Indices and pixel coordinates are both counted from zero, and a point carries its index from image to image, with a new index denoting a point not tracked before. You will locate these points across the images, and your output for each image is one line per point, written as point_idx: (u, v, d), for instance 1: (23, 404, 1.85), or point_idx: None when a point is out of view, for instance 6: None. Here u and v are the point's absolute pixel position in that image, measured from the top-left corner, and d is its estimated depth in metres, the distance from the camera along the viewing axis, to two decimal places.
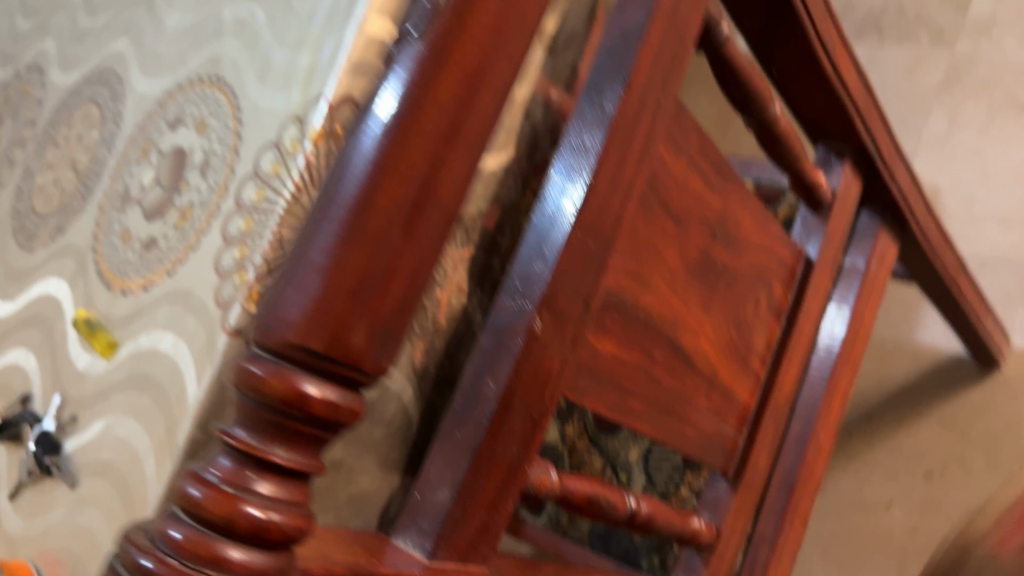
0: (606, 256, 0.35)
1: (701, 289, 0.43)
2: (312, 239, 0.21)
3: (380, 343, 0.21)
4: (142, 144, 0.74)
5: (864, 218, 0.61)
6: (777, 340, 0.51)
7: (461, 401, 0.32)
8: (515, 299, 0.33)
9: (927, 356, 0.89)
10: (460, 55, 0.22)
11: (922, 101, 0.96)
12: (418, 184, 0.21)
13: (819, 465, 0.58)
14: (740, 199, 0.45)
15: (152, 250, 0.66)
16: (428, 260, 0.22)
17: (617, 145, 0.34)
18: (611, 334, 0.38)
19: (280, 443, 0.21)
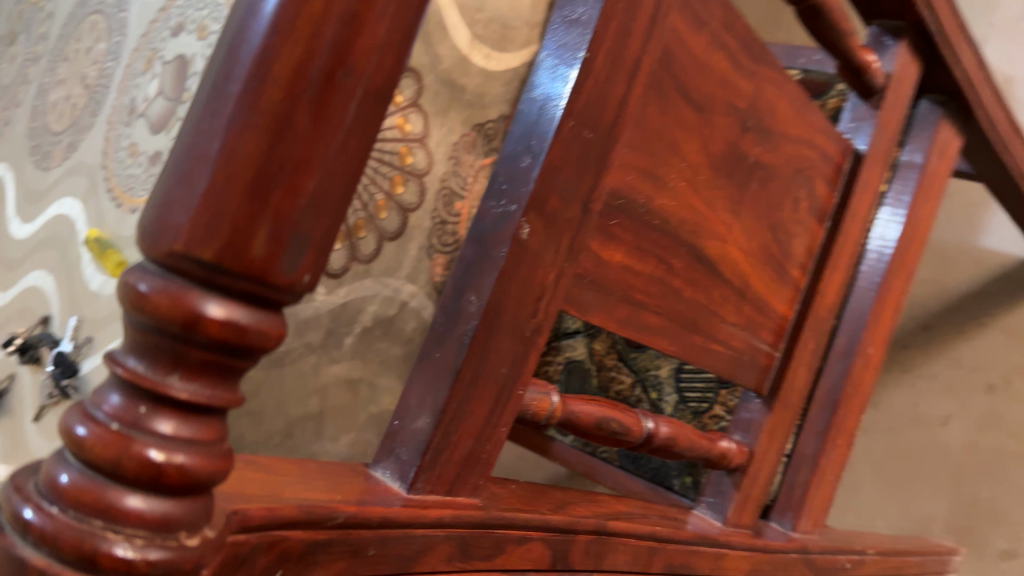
0: (608, 151, 0.30)
1: (729, 189, 0.38)
2: (200, 126, 0.17)
3: (291, 251, 0.17)
4: (146, 54, 0.70)
5: (923, 107, 0.54)
6: (819, 246, 0.46)
7: (441, 318, 0.29)
8: (498, 202, 0.29)
9: (993, 262, 0.82)
10: None
11: None
12: (328, 53, 0.17)
13: (867, 380, 0.54)
14: (776, 84, 0.39)
15: (157, 164, 0.63)
16: (350, 145, 0.18)
17: (618, 14, 0.28)
18: (620, 241, 0.33)
19: (178, 372, 0.18)
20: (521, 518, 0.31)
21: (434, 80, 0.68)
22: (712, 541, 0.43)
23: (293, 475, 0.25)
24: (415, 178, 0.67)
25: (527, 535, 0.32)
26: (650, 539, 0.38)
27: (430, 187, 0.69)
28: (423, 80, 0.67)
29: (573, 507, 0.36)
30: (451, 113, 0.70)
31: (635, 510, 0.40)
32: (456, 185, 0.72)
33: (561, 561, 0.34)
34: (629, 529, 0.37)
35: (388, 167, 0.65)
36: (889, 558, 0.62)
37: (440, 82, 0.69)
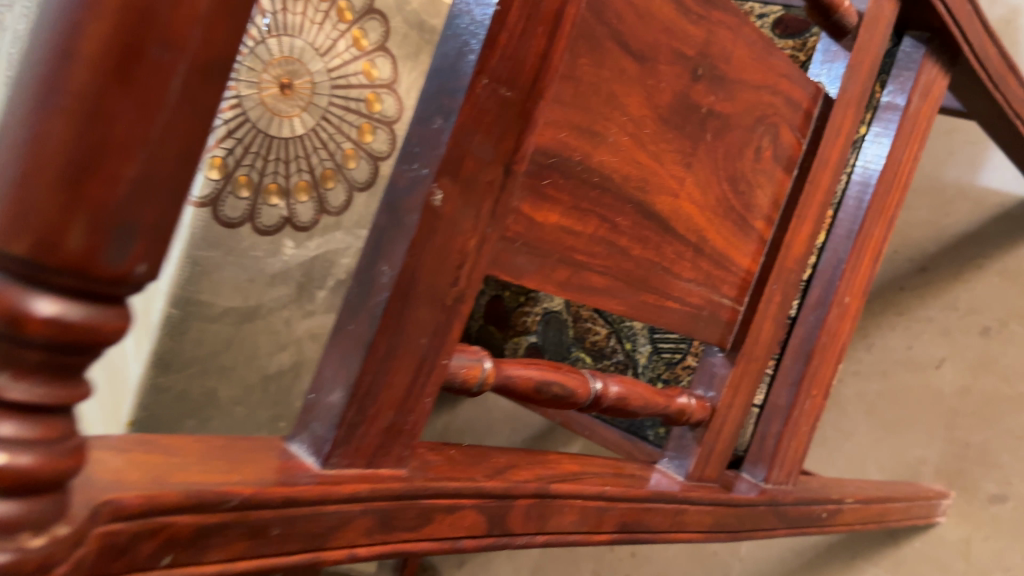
0: (531, 108, 0.28)
1: (679, 142, 0.36)
2: (12, 108, 0.16)
3: (117, 243, 0.16)
4: None
5: (906, 45, 0.51)
6: (786, 195, 0.44)
7: (354, 289, 0.28)
8: (409, 165, 0.27)
9: (992, 200, 0.80)
10: None
11: None
12: (139, 27, 0.15)
13: (843, 330, 0.52)
14: (731, 27, 0.37)
15: None
16: (178, 126, 0.17)
17: None
18: (556, 201, 0.32)
19: (7, 371, 0.17)
20: (448, 486, 0.30)
21: (400, 25, 0.81)
22: (671, 497, 0.42)
23: (191, 456, 0.25)
24: (384, 125, 0.82)
25: (457, 502, 0.31)
26: (599, 499, 0.37)
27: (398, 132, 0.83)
28: (388, 26, 0.79)
29: (514, 470, 0.35)
30: (420, 55, 0.83)
31: (587, 469, 0.40)
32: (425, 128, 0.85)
33: (497, 526, 0.33)
34: (575, 492, 0.36)
35: (355, 115, 0.79)
36: (870, 506, 0.61)
37: (409, 27, 0.82)
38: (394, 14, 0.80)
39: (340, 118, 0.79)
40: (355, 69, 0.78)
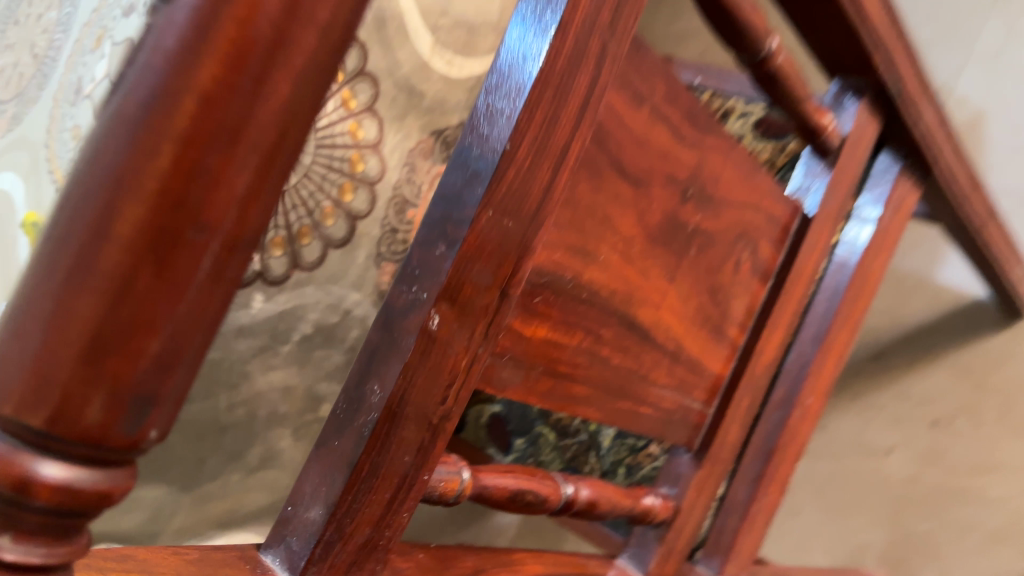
0: (532, 236, 0.29)
1: (666, 256, 0.37)
2: (36, 278, 0.16)
3: (131, 417, 0.16)
4: (97, 32, 0.67)
5: (881, 161, 0.54)
6: (760, 304, 0.45)
7: (344, 404, 0.28)
8: (408, 287, 0.27)
9: (948, 296, 0.85)
10: (237, 22, 0.15)
11: (979, 12, 0.91)
12: (179, 214, 0.16)
13: (804, 430, 0.53)
14: (721, 151, 0.38)
15: None
16: (205, 301, 0.17)
17: (545, 100, 0.27)
18: (545, 317, 0.32)
19: (10, 532, 0.17)
20: None
21: (391, 85, 0.69)
22: None
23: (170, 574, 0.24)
24: (366, 185, 0.68)
25: None
26: None
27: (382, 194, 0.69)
28: (379, 85, 0.68)
29: None
30: (409, 121, 0.71)
31: (549, 569, 0.40)
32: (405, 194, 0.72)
33: None
34: None
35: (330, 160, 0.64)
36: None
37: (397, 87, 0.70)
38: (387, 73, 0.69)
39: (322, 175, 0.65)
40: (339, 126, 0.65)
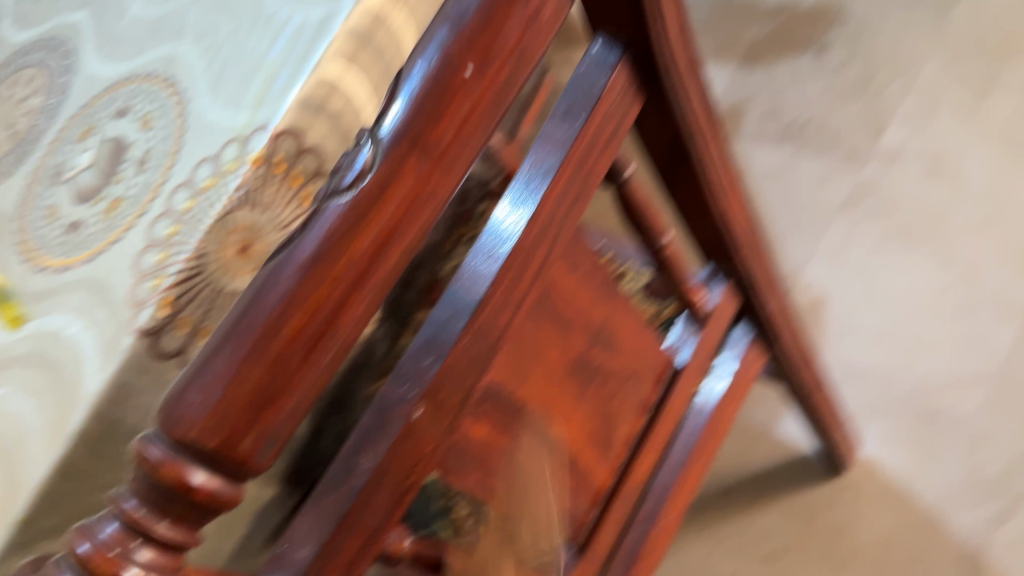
0: (490, 358, 0.39)
1: (575, 384, 0.48)
2: (220, 351, 0.25)
3: (264, 448, 0.26)
4: (84, 124, 0.75)
5: (738, 330, 0.68)
6: (639, 431, 0.57)
7: (337, 470, 0.37)
8: (401, 386, 0.37)
9: (786, 447, 1.01)
10: (378, 216, 0.26)
11: (826, 216, 1.15)
12: (322, 323, 0.26)
13: (663, 544, 0.64)
14: (622, 310, 0.50)
15: (75, 233, 0.69)
16: (321, 379, 0.26)
17: (514, 265, 0.38)
18: (485, 420, 0.42)
19: (165, 518, 0.25)
20: None
21: None
22: None
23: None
24: None
25: None
26: None
27: None
28: None
29: None
30: None
31: None
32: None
33: None
34: None
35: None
36: None
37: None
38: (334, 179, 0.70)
39: None
40: None
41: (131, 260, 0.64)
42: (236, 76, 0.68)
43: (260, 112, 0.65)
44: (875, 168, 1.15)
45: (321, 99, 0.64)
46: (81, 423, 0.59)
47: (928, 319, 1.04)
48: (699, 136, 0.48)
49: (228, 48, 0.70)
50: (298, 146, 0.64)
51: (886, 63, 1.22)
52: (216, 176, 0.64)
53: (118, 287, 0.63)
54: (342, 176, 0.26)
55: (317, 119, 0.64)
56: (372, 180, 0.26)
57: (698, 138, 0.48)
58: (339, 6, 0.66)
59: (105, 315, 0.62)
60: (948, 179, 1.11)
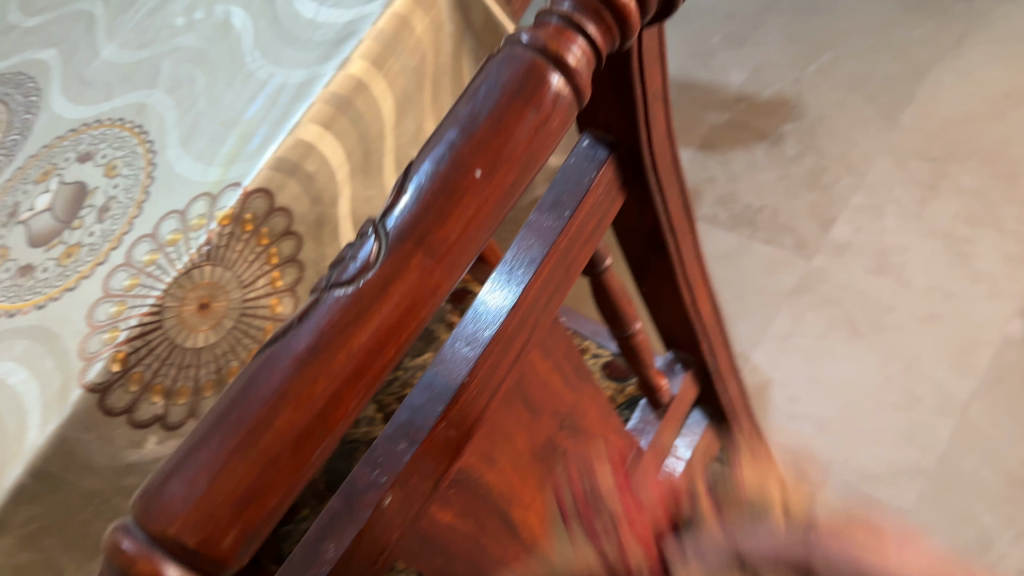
0: (461, 446, 0.39)
1: (539, 469, 0.48)
2: (208, 441, 0.24)
3: (243, 546, 0.25)
4: (44, 166, 0.73)
5: (694, 416, 0.69)
6: None
7: (301, 556, 0.35)
8: (373, 471, 0.36)
9: None
10: (379, 311, 0.26)
11: (776, 301, 1.22)
12: (314, 417, 0.25)
13: None
14: (588, 396, 0.51)
15: (26, 277, 0.66)
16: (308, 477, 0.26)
17: (493, 353, 0.38)
18: (452, 505, 0.42)
19: None
20: None
21: (314, 271, 0.71)
22: None
23: None
24: None
25: None
26: None
27: None
28: (304, 270, 0.70)
29: None
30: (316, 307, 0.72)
31: None
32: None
33: None
34: None
35: (249, 340, 0.66)
36: None
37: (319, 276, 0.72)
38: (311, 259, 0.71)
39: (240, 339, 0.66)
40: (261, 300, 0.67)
41: (84, 312, 0.62)
42: (209, 131, 0.67)
43: (232, 169, 0.64)
44: (824, 259, 1.24)
45: (294, 161, 0.64)
46: (18, 479, 0.56)
47: (866, 412, 1.09)
48: (672, 230, 0.50)
49: (203, 101, 0.70)
50: (269, 207, 0.64)
51: (836, 161, 1.35)
52: (181, 231, 0.63)
53: (69, 337, 0.61)
54: (346, 272, 0.27)
55: (289, 180, 0.64)
56: (375, 275, 0.26)
57: (669, 231, 0.49)
58: (320, 70, 0.67)
59: (51, 365, 0.60)
60: (893, 275, 1.21)
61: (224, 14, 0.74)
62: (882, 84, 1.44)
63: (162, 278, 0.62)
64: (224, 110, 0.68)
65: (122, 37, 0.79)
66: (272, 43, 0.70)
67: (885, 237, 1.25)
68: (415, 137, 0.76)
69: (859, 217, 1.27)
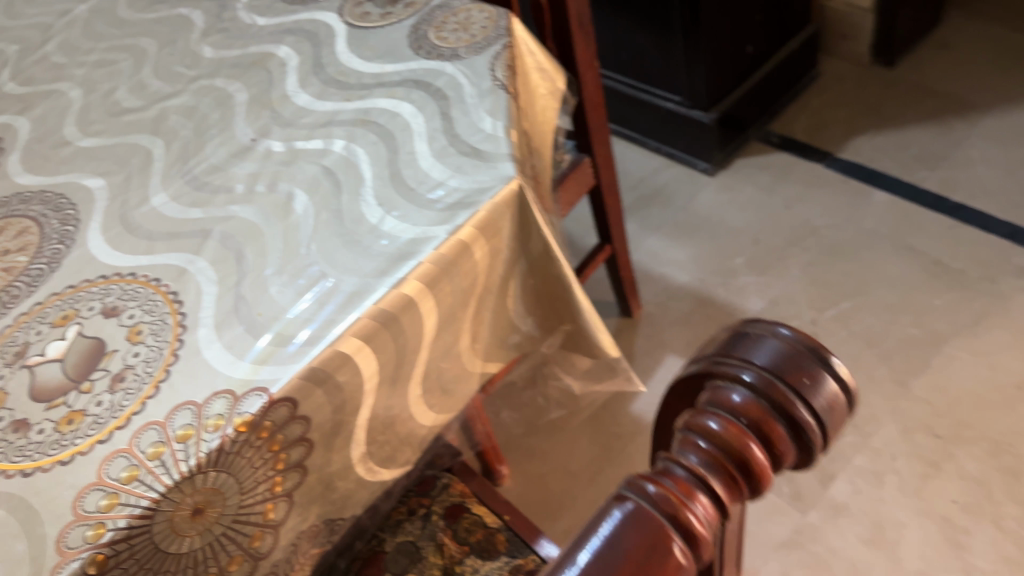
0: None
1: None
2: None
3: None
4: (65, 308, 0.70)
5: None
6: None
7: None
8: None
9: None
10: None
11: (764, 553, 1.23)
12: None
13: None
14: None
15: (20, 433, 0.62)
16: None
17: None
18: None
19: None
20: None
21: (316, 477, 0.67)
22: None
23: None
24: (252, 560, 0.65)
25: None
26: None
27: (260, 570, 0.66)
28: (307, 475, 0.66)
29: None
30: (311, 507, 0.69)
31: None
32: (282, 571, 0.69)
33: None
34: None
35: (232, 548, 0.62)
36: None
37: (319, 482, 0.68)
38: (316, 466, 0.67)
39: (223, 544, 0.61)
40: (256, 506, 0.63)
41: (73, 495, 0.57)
42: (247, 318, 0.66)
43: (262, 369, 0.62)
44: (817, 517, 1.25)
45: (327, 372, 0.62)
46: None
47: None
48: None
49: (247, 282, 0.68)
50: (290, 415, 0.61)
51: None
52: (194, 427, 0.59)
53: (50, 520, 0.56)
54: None
55: (316, 390, 0.62)
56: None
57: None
58: (373, 285, 0.65)
59: (23, 550, 0.55)
60: (886, 549, 1.19)
61: (286, 191, 0.74)
62: (891, 308, 1.49)
63: (161, 478, 0.57)
64: (267, 298, 0.67)
65: (176, 187, 0.78)
66: (329, 240, 0.70)
67: (882, 510, 1.24)
68: (447, 351, 0.74)
69: (863, 481, 1.28)
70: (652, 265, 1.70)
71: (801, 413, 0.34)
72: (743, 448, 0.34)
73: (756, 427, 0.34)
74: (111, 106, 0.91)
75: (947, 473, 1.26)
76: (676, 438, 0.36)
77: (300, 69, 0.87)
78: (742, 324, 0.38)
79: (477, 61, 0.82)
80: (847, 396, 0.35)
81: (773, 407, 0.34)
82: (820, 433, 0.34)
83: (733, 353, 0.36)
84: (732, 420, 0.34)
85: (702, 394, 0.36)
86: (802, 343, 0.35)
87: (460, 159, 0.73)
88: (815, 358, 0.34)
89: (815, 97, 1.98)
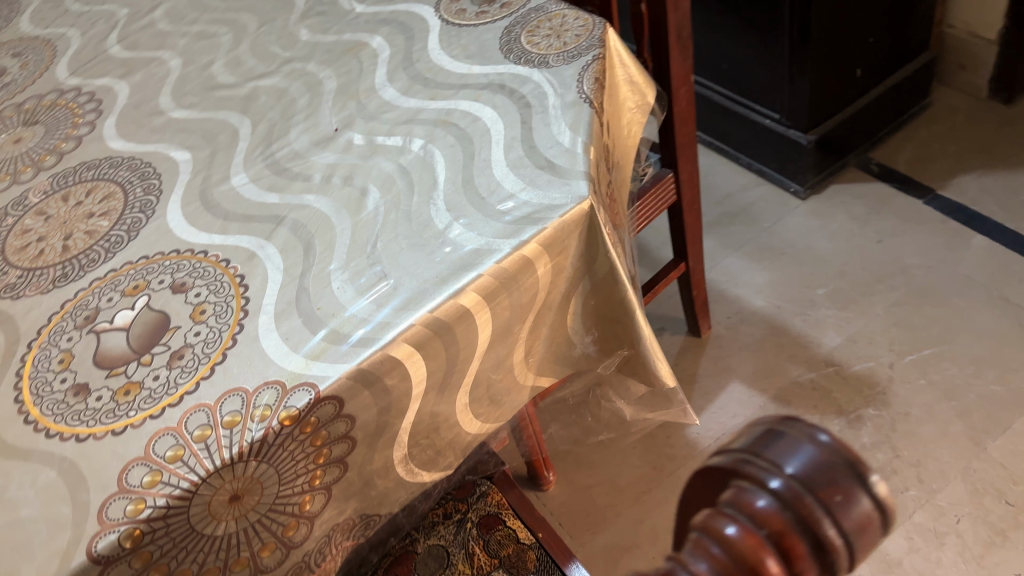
0: None
1: None
2: None
3: None
4: (136, 278, 0.72)
5: None
6: None
7: None
8: None
9: None
10: None
11: None
12: None
13: None
14: None
15: (80, 397, 0.64)
16: None
17: None
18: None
19: None
20: None
21: (356, 473, 0.68)
22: None
23: None
24: (285, 548, 0.66)
25: None
26: None
27: (292, 557, 0.67)
28: (346, 472, 0.67)
29: None
30: (348, 502, 0.69)
31: None
32: (313, 561, 0.70)
33: None
34: None
35: (266, 535, 0.64)
36: None
37: (359, 479, 0.68)
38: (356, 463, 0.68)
39: (257, 530, 0.63)
40: (293, 496, 0.64)
41: (119, 467, 0.59)
42: (306, 310, 0.66)
43: (313, 364, 0.62)
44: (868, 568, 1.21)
45: (377, 374, 0.62)
46: None
47: None
48: None
49: (310, 274, 0.69)
50: (335, 413, 0.62)
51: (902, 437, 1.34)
52: (241, 415, 0.60)
53: (95, 488, 0.58)
54: None
55: (362, 391, 0.62)
56: None
57: None
58: (431, 291, 0.65)
59: (66, 513, 0.57)
60: None
61: (360, 186, 0.75)
62: (977, 360, 1.42)
63: (202, 462, 0.58)
64: (328, 292, 0.67)
65: (256, 169, 0.79)
66: (396, 240, 0.70)
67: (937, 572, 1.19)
68: (500, 363, 0.74)
69: (922, 539, 1.23)
70: (729, 284, 1.66)
71: (826, 531, 0.32)
72: (758, 560, 0.33)
73: (775, 539, 0.33)
74: (205, 80, 0.93)
75: (1015, 543, 1.19)
76: (692, 538, 0.35)
77: (390, 62, 0.87)
78: (780, 420, 0.36)
79: (566, 71, 0.80)
80: (886, 517, 0.33)
81: (797, 520, 0.33)
82: (848, 553, 0.33)
83: (763, 454, 0.34)
84: (753, 529, 0.33)
85: (726, 491, 0.35)
86: (839, 454, 0.33)
87: (535, 172, 0.71)
88: (851, 475, 0.32)
89: (924, 127, 1.89)
